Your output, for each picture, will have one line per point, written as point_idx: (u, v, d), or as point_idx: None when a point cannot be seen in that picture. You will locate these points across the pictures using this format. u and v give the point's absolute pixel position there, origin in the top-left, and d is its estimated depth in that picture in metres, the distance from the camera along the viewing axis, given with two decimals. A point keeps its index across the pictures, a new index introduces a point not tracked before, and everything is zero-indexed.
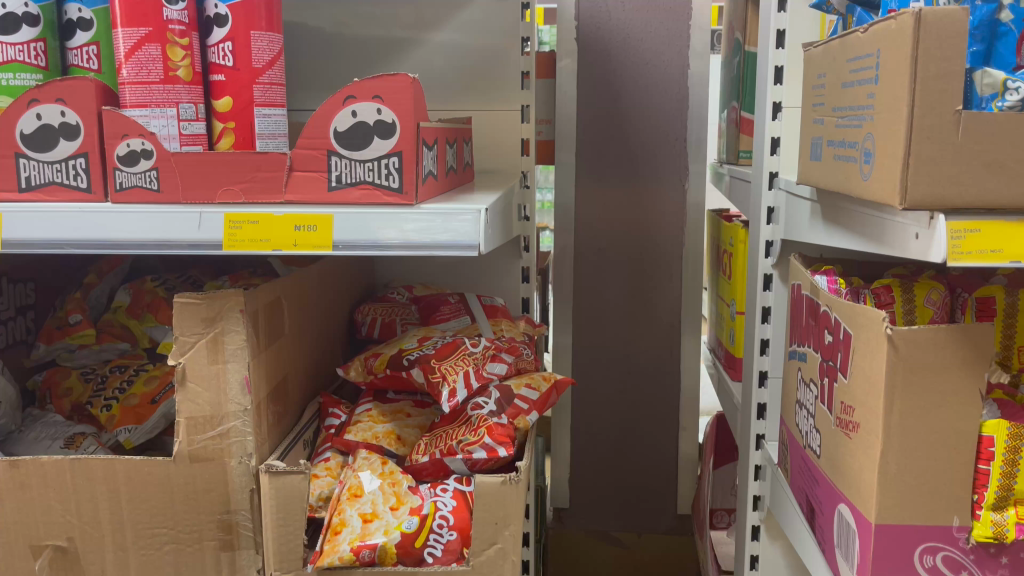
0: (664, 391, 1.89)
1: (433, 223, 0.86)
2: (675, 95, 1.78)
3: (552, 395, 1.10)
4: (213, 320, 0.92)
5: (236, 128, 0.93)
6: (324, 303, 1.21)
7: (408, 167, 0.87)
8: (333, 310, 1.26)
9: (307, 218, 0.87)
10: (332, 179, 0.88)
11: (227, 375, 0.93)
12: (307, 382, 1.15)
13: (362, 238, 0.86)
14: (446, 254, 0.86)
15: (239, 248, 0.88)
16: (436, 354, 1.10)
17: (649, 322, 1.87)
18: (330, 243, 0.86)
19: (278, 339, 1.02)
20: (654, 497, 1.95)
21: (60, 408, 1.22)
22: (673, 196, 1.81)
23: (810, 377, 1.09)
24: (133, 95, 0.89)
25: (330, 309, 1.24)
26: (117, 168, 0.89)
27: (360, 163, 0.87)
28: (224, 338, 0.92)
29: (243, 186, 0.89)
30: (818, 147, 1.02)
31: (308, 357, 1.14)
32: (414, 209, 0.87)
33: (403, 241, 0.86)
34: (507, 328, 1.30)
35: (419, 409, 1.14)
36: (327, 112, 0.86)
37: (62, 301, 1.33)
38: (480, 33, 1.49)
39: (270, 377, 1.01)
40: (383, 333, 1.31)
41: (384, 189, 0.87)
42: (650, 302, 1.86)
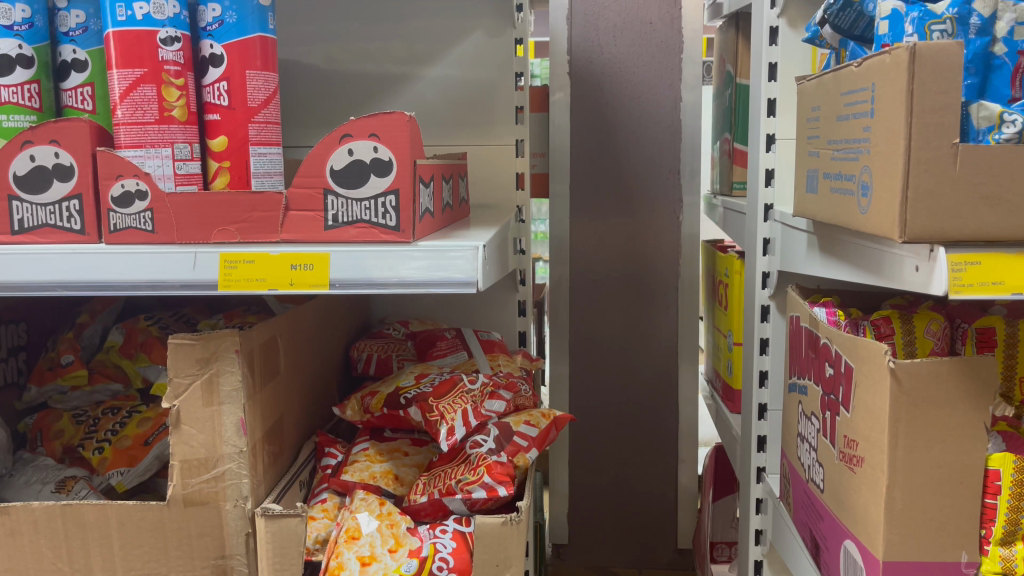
0: (662, 423, 1.88)
1: (431, 261, 0.86)
2: (668, 127, 1.79)
3: (552, 432, 1.08)
4: (209, 361, 0.90)
5: (231, 167, 0.92)
6: (320, 340, 1.20)
7: (406, 205, 0.87)
8: (328, 347, 1.25)
9: (304, 257, 0.86)
10: (328, 218, 0.87)
11: (222, 416, 0.92)
12: (303, 422, 1.13)
13: (360, 277, 0.86)
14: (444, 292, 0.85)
15: (234, 288, 0.87)
16: (434, 392, 1.08)
17: (646, 354, 1.86)
18: (326, 282, 0.86)
19: (273, 378, 1.01)
20: (654, 532, 1.92)
21: (52, 451, 1.19)
22: (668, 227, 1.82)
23: (811, 410, 1.07)
24: (128, 136, 0.88)
25: (326, 346, 1.23)
26: (111, 209, 0.88)
27: (356, 202, 0.87)
28: (219, 379, 0.91)
29: (238, 225, 0.88)
30: (814, 180, 1.03)
31: (303, 396, 1.13)
32: (412, 247, 0.86)
33: (401, 281, 0.86)
34: (505, 363, 1.29)
35: (417, 448, 1.12)
36: (323, 151, 0.86)
37: (54, 341, 1.31)
38: (474, 69, 1.49)
39: (265, 417, 0.99)
40: (379, 370, 1.30)
41: (381, 228, 0.87)
42: (646, 334, 1.85)
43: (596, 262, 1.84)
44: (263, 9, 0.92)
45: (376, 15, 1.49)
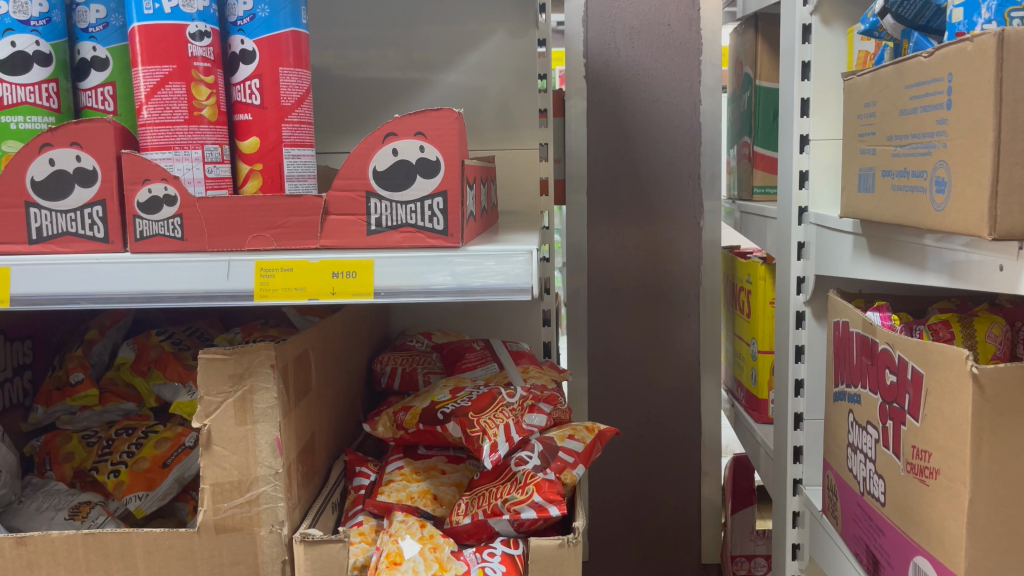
0: (684, 436, 1.82)
1: (482, 267, 0.81)
2: (686, 132, 1.75)
3: (597, 447, 1.03)
4: (242, 377, 0.85)
5: (264, 170, 0.87)
6: (346, 354, 1.14)
7: (453, 208, 0.82)
8: (354, 361, 1.19)
9: (346, 264, 0.81)
10: (371, 222, 0.82)
11: (255, 435, 0.86)
12: (332, 439, 1.07)
13: (407, 285, 0.80)
14: (496, 299, 0.80)
15: (271, 298, 0.81)
16: (473, 406, 1.02)
17: (666, 364, 1.80)
18: (371, 290, 0.80)
19: (305, 395, 0.95)
20: (676, 548, 1.86)
21: (62, 474, 1.14)
22: (687, 233, 1.77)
23: (866, 420, 1.03)
24: (156, 137, 0.83)
25: (351, 360, 1.17)
26: (137, 216, 0.83)
27: (402, 205, 0.82)
28: (253, 397, 0.85)
29: (275, 231, 0.83)
30: (869, 179, 0.99)
31: (332, 413, 1.07)
32: (462, 253, 0.81)
33: (450, 287, 0.80)
34: (537, 374, 1.23)
35: (453, 466, 1.06)
36: (365, 151, 0.81)
37: (62, 358, 1.24)
38: (495, 71, 1.44)
39: (299, 436, 0.93)
40: (404, 385, 1.24)
41: (428, 232, 0.82)
42: (667, 343, 1.80)
43: (614, 270, 1.78)
44: (296, 3, 0.87)
45: (392, 18, 1.45)
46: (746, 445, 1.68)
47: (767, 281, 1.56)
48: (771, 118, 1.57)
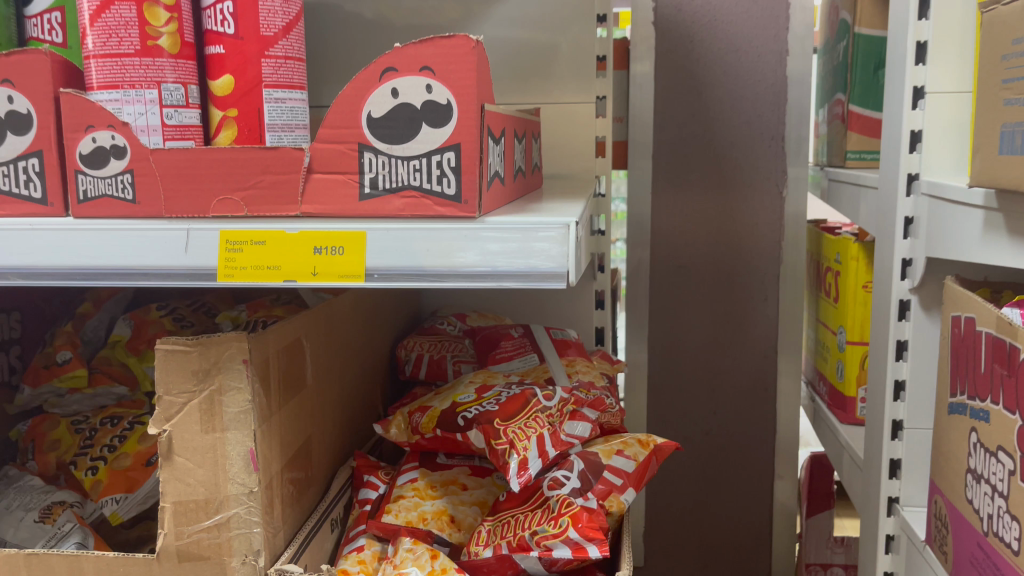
0: (757, 434, 1.60)
1: (506, 243, 0.62)
2: (770, 87, 1.51)
3: (653, 464, 0.84)
4: (209, 373, 0.69)
5: (239, 117, 0.70)
6: (357, 340, 0.97)
7: (468, 165, 0.63)
8: (369, 347, 1.02)
9: (331, 237, 0.64)
10: (365, 182, 0.64)
11: (225, 445, 0.70)
12: (336, 442, 0.91)
13: (408, 264, 0.63)
14: (519, 287, 0.62)
15: (238, 280, 0.64)
16: (501, 410, 0.83)
17: (737, 354, 1.58)
18: (362, 272, 0.63)
19: (297, 393, 0.79)
20: (744, 559, 1.63)
21: (45, 466, 1.01)
22: (768, 204, 1.53)
23: (997, 444, 0.81)
24: (101, 72, 0.67)
25: (364, 346, 1.00)
26: (79, 171, 0.68)
27: (403, 161, 0.64)
28: (222, 398, 0.69)
29: (245, 193, 0.66)
30: (1016, 138, 0.76)
31: (336, 411, 0.90)
32: (480, 225, 0.63)
33: (461, 270, 0.62)
34: (583, 370, 1.04)
35: (477, 479, 0.87)
36: (357, 92, 0.63)
37: (51, 334, 1.11)
38: (547, 13, 1.24)
39: (287, 444, 0.77)
40: (431, 375, 1.08)
41: (435, 197, 0.64)
42: (740, 329, 1.58)
43: (682, 244, 1.56)
44: None
45: None
46: (827, 446, 1.47)
47: (860, 261, 1.33)
48: (872, 70, 1.32)
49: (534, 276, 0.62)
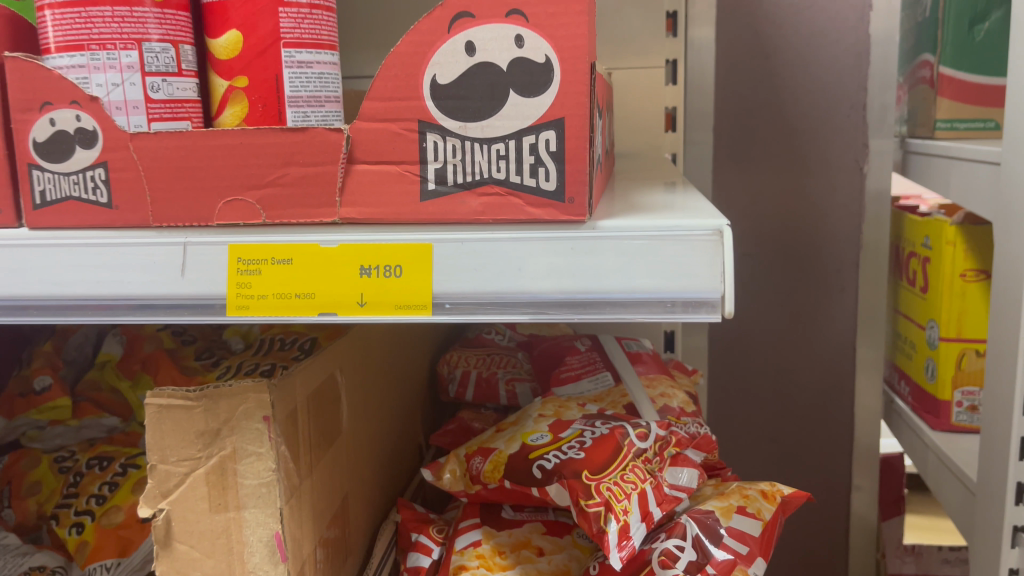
0: (832, 442, 1.38)
1: (631, 258, 0.44)
2: (850, 47, 1.27)
3: (779, 520, 0.67)
4: (219, 434, 0.52)
5: (251, 88, 0.52)
6: (390, 363, 0.79)
7: (574, 149, 0.45)
8: (404, 368, 0.84)
9: (383, 253, 0.46)
10: (429, 176, 0.46)
11: (241, 529, 0.52)
12: (377, 492, 0.74)
13: (493, 289, 0.45)
14: (644, 319, 0.44)
15: (255, 313, 0.46)
16: (590, 457, 0.65)
17: (810, 356, 1.36)
18: (428, 302, 0.45)
19: (331, 445, 0.61)
20: None
21: (24, 515, 0.84)
22: (845, 181, 1.31)
23: None
24: (59, 27, 0.48)
25: (399, 370, 0.82)
26: (35, 165, 0.50)
27: (481, 144, 0.45)
28: (235, 466, 0.52)
29: (260, 192, 0.48)
30: None
31: (373, 455, 0.72)
32: (593, 234, 0.45)
33: (566, 296, 0.45)
34: (669, 393, 0.85)
35: (554, 540, 0.70)
36: (417, 49, 0.45)
37: (29, 354, 0.93)
38: None
39: (320, 514, 0.60)
40: (479, 396, 0.91)
41: (528, 193, 0.45)
42: (813, 330, 1.36)
43: (747, 233, 1.34)
44: None
45: None
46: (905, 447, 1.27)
47: (957, 246, 1.11)
48: (967, 26, 1.08)
49: (670, 303, 0.44)
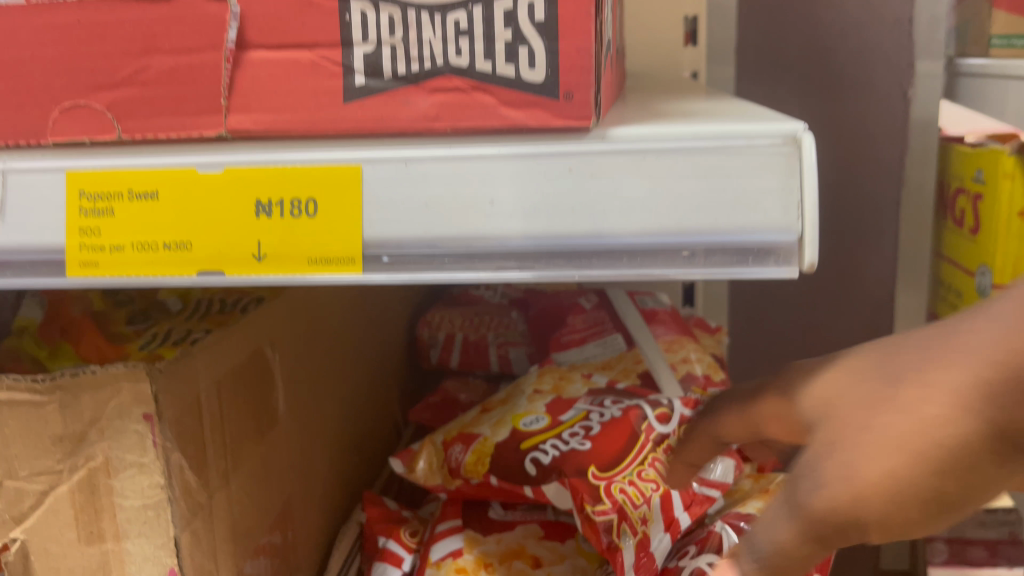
0: None
1: (655, 182, 0.29)
2: None
3: None
4: (85, 439, 0.37)
5: None
6: (347, 330, 0.63)
7: (571, 18, 0.29)
8: (365, 334, 0.67)
9: (289, 182, 0.31)
10: (356, 65, 0.31)
11: (124, 565, 0.39)
12: (332, 487, 0.60)
13: (443, 233, 0.30)
14: (673, 274, 0.30)
15: (108, 274, 0.32)
16: (597, 451, 0.51)
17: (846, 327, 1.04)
18: (359, 255, 0.31)
19: (258, 437, 0.47)
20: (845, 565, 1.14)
21: None
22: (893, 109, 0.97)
23: None
24: None
25: (358, 337, 0.65)
26: None
27: (430, 13, 0.30)
28: (109, 480, 0.38)
29: (112, 95, 0.32)
30: None
31: (325, 442, 0.58)
32: (602, 146, 0.30)
33: (554, 239, 0.30)
34: (692, 358, 0.70)
35: (554, 548, 0.56)
36: None
37: None
38: None
39: (247, 531, 0.46)
40: (466, 362, 0.78)
41: (503, 88, 0.30)
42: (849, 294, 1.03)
43: None
44: None
45: None
46: None
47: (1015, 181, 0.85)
48: None
49: (692, 251, 0.29)
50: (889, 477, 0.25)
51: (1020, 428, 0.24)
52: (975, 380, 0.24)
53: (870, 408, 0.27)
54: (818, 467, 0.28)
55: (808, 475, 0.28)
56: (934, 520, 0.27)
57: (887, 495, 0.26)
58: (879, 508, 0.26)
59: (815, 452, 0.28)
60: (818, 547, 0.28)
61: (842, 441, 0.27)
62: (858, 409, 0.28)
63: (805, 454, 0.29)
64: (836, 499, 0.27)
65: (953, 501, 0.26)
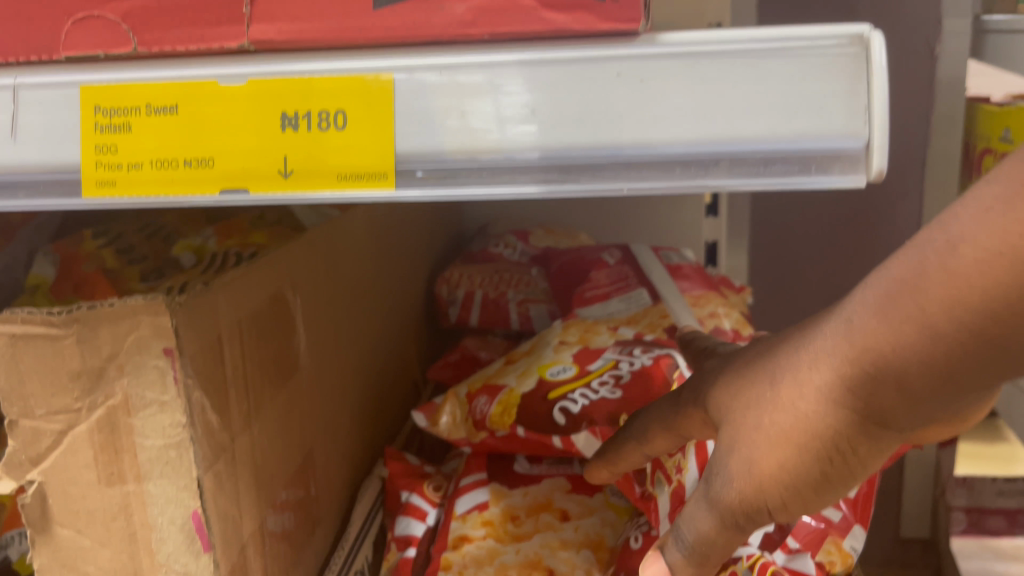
0: None
1: (711, 87, 0.27)
2: None
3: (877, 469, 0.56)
4: (104, 375, 0.36)
5: None
6: (367, 282, 0.61)
7: None
8: (384, 288, 0.66)
9: (318, 93, 0.29)
10: None
11: (146, 508, 0.37)
12: (353, 441, 0.58)
13: (478, 146, 0.28)
14: (727, 185, 0.28)
15: (126, 193, 0.30)
16: (625, 399, 0.51)
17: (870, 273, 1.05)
18: (391, 169, 0.29)
19: (280, 383, 0.46)
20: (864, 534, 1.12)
21: None
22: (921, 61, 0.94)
23: None
24: None
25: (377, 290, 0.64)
26: None
27: None
28: (127, 418, 0.36)
29: (127, 4, 0.30)
30: None
31: (345, 394, 0.56)
32: (653, 49, 0.27)
33: (599, 148, 0.28)
34: (720, 313, 0.68)
35: (582, 501, 0.55)
36: None
37: None
38: None
39: (269, 480, 0.44)
40: (486, 319, 0.76)
41: None
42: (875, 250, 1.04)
43: None
44: None
45: None
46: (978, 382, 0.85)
47: None
48: None
49: (742, 164, 0.28)
50: (780, 469, 0.29)
51: (879, 414, 0.27)
52: (840, 376, 0.28)
53: (759, 408, 0.31)
54: (727, 465, 0.32)
55: (719, 471, 0.32)
56: (826, 498, 0.30)
57: (781, 483, 0.30)
58: (779, 495, 0.30)
59: (721, 449, 0.32)
60: (737, 535, 0.33)
61: (741, 438, 0.32)
62: (746, 413, 0.32)
63: (717, 450, 0.33)
64: (740, 492, 0.31)
65: (838, 481, 0.29)
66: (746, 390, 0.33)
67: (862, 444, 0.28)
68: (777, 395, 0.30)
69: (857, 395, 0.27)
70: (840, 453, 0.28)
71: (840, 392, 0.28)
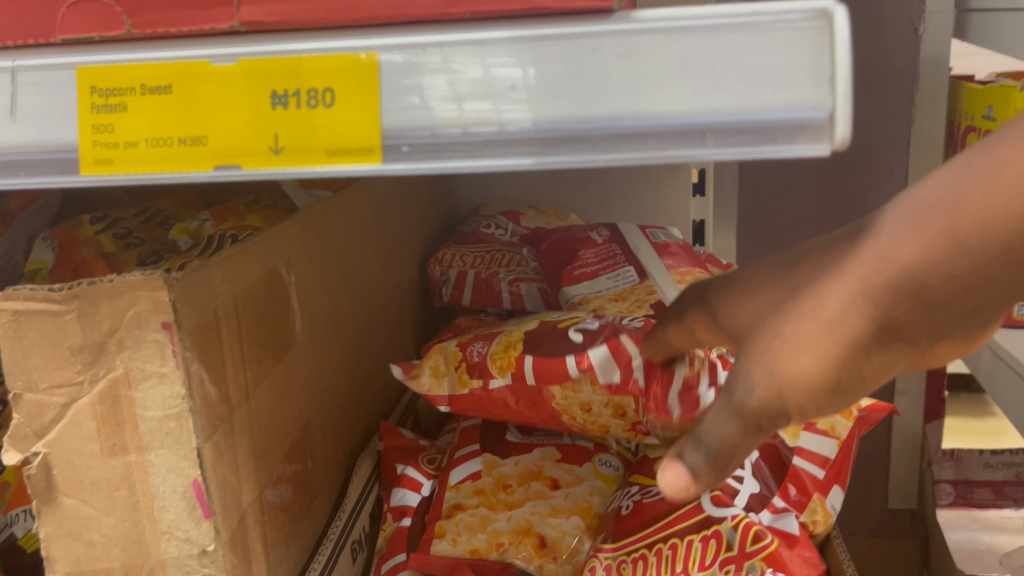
0: None
1: (682, 62, 0.28)
2: None
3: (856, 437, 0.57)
4: (105, 349, 0.37)
5: None
6: (360, 262, 0.62)
7: None
8: (376, 269, 0.67)
9: (306, 72, 0.30)
10: None
11: (147, 477, 0.38)
12: (349, 416, 0.60)
13: (459, 123, 0.29)
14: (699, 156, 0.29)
15: (123, 171, 0.31)
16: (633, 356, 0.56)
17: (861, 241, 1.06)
18: (377, 145, 0.30)
19: (276, 357, 0.47)
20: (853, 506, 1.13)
21: None
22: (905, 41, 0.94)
23: None
24: None
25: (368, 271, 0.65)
26: None
27: None
28: (129, 391, 0.37)
29: None
30: None
31: (340, 369, 0.58)
32: (628, 25, 0.29)
33: (575, 122, 0.29)
34: None
35: (572, 471, 0.58)
36: None
37: None
38: None
39: (268, 450, 0.46)
40: (478, 299, 0.77)
41: None
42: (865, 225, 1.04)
43: None
44: None
45: None
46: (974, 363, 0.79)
47: None
48: None
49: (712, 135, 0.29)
50: (802, 374, 0.29)
51: (896, 322, 0.27)
52: (870, 277, 0.27)
53: (780, 316, 0.30)
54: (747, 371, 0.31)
55: (742, 375, 0.31)
56: (840, 404, 0.30)
57: (804, 388, 0.29)
58: (796, 400, 0.29)
59: (747, 355, 0.31)
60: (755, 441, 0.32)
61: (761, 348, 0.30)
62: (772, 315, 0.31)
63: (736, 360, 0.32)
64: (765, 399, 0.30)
65: (851, 388, 0.29)
66: (764, 298, 0.32)
67: (874, 352, 0.28)
68: (798, 302, 0.30)
69: (880, 298, 0.27)
70: (860, 361, 0.28)
71: (862, 297, 0.27)
